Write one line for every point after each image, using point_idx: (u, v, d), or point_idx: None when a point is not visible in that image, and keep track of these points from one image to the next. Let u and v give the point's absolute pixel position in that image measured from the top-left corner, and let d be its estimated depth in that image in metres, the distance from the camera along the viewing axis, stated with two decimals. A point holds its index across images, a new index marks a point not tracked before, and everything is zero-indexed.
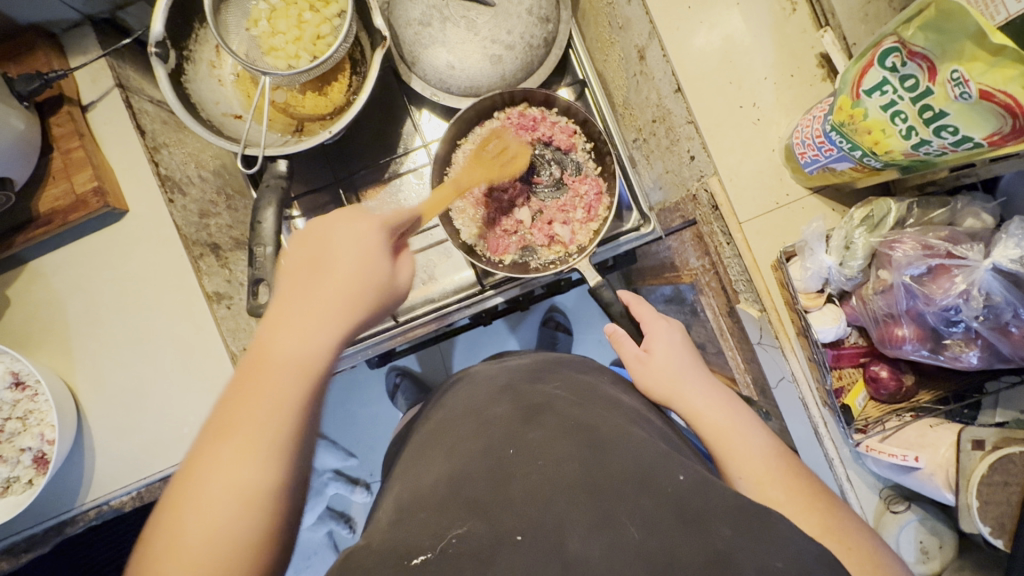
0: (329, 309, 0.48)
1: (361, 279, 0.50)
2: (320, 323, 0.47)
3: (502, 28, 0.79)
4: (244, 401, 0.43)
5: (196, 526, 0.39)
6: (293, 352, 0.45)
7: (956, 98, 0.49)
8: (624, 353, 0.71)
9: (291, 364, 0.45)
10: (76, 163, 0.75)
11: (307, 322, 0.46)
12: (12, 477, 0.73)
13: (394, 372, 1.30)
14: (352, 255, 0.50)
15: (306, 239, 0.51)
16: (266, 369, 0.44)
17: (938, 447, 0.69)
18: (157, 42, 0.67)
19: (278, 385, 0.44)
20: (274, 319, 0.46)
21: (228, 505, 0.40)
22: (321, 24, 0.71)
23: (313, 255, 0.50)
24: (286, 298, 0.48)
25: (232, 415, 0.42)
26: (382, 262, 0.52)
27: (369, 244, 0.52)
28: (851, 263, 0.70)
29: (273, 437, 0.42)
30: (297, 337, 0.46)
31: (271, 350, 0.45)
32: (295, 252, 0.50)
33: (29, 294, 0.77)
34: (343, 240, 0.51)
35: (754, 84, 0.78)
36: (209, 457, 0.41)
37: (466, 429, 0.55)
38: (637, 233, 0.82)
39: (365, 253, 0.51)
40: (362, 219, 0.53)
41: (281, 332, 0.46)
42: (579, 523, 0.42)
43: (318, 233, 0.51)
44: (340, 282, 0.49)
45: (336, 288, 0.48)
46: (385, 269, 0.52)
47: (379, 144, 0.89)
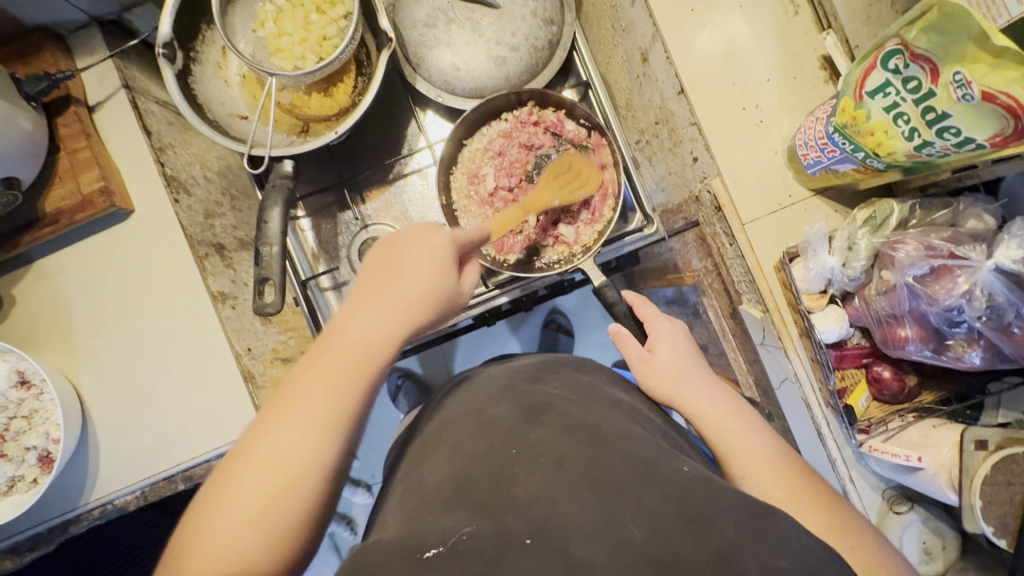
0: (399, 310, 0.51)
1: (430, 288, 0.53)
2: (391, 322, 0.50)
3: (506, 30, 0.81)
4: (310, 381, 0.45)
5: (251, 489, 0.42)
6: (362, 344, 0.48)
7: (959, 100, 0.50)
8: (626, 352, 0.71)
9: (358, 354, 0.47)
10: (83, 163, 0.75)
11: (379, 319, 0.49)
12: (16, 476, 0.73)
13: (396, 373, 1.30)
14: (425, 266, 0.53)
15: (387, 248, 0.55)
16: (334, 354, 0.47)
17: (942, 447, 0.70)
18: (165, 43, 0.67)
19: (341, 373, 0.46)
20: (351, 312, 0.50)
21: (277, 476, 0.42)
22: (327, 26, 0.72)
23: (391, 262, 0.53)
24: (363, 294, 0.51)
25: (297, 392, 0.45)
26: (450, 276, 0.55)
27: (441, 257, 0.55)
28: (854, 264, 0.70)
29: (330, 419, 0.44)
30: (368, 331, 0.48)
31: (343, 338, 0.48)
32: (376, 257, 0.54)
33: (34, 293, 0.77)
34: (421, 253, 0.54)
35: (757, 86, 0.78)
36: (271, 422, 0.44)
37: (471, 429, 0.55)
38: (640, 234, 0.83)
39: (438, 266, 0.54)
40: (437, 234, 0.56)
41: (354, 323, 0.49)
42: (584, 522, 0.43)
43: (398, 242, 0.55)
44: (413, 289, 0.52)
45: (408, 292, 0.52)
46: (452, 282, 0.55)
47: (383, 145, 0.90)
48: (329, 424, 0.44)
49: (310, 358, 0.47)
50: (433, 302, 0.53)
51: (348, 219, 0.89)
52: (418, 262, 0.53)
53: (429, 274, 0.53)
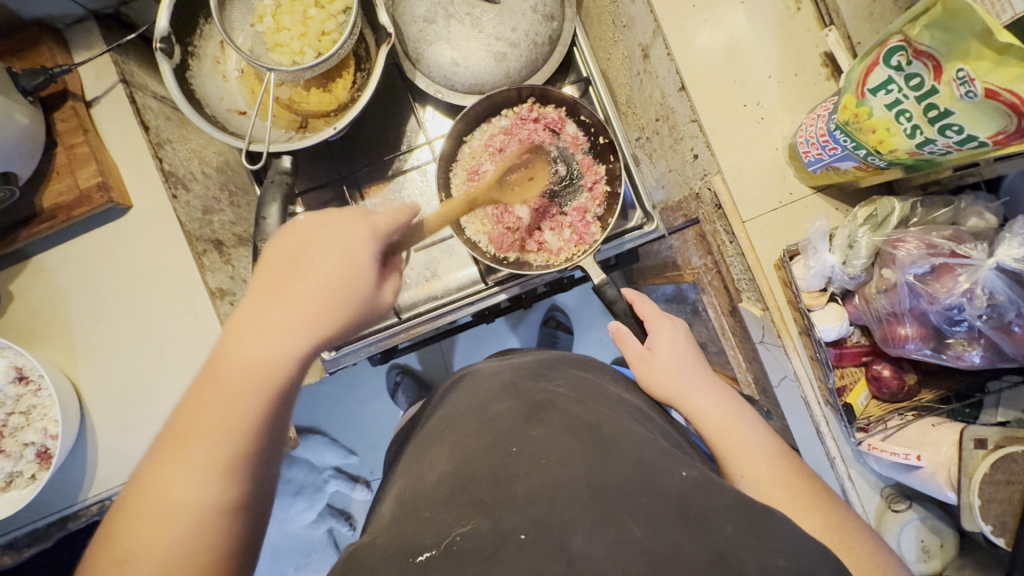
0: (297, 318, 0.46)
1: (336, 292, 0.48)
2: (289, 331, 0.46)
3: (507, 25, 0.79)
4: (206, 403, 0.43)
5: (154, 520, 0.41)
6: (253, 357, 0.45)
7: (962, 97, 0.49)
8: (627, 351, 0.71)
9: (252, 369, 0.44)
10: (80, 158, 0.75)
11: (275, 328, 0.46)
12: (15, 472, 0.73)
13: (395, 370, 1.30)
14: (330, 266, 0.48)
15: (290, 242, 0.50)
16: (228, 371, 0.44)
17: (941, 446, 0.69)
18: (162, 37, 0.67)
19: (239, 391, 0.44)
20: (243, 320, 0.46)
21: (182, 501, 0.41)
22: (326, 20, 0.71)
23: (296, 260, 0.49)
24: (260, 298, 0.47)
25: (194, 415, 0.43)
26: (362, 277, 0.50)
27: (353, 254, 0.49)
28: (855, 262, 0.70)
29: (228, 440, 0.43)
30: (264, 341, 0.45)
31: (234, 351, 0.45)
32: (278, 253, 0.49)
33: (32, 289, 0.77)
34: (327, 249, 0.49)
35: (758, 83, 0.78)
36: (170, 449, 0.43)
37: (469, 426, 0.55)
38: (640, 231, 0.82)
39: (347, 265, 0.49)
40: (348, 227, 0.50)
41: (248, 334, 0.45)
42: (583, 520, 0.43)
43: (305, 236, 0.50)
44: (315, 291, 0.48)
45: (308, 298, 0.47)
46: (365, 282, 0.50)
47: (383, 142, 0.89)
48: (229, 446, 0.43)
49: (204, 374, 0.45)
50: (341, 306, 0.48)
51: None
52: (323, 263, 0.48)
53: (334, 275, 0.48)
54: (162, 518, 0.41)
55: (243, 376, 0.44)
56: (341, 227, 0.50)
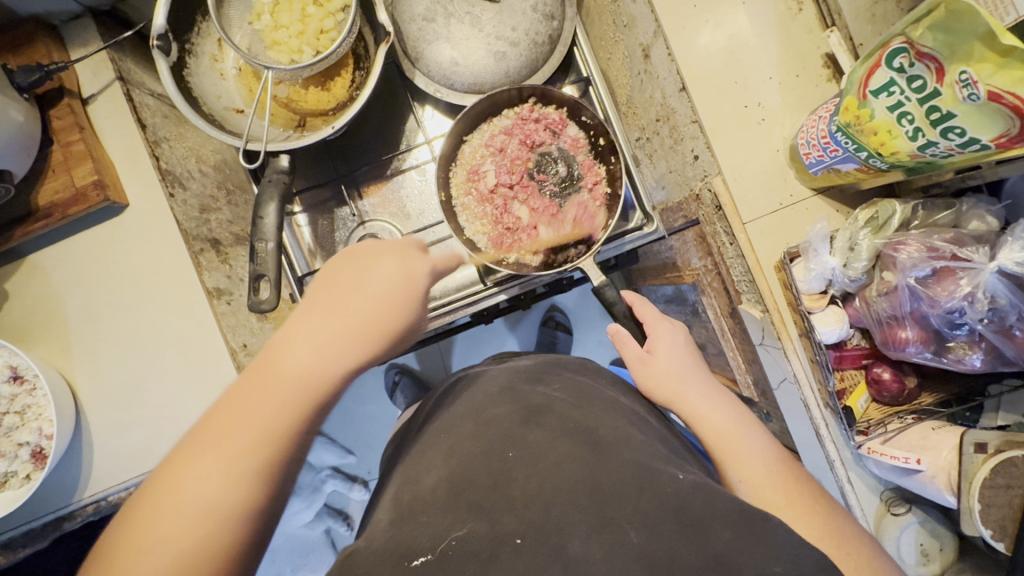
0: (341, 343, 0.47)
1: (381, 319, 0.49)
2: (334, 356, 0.46)
3: (506, 25, 0.79)
4: (241, 410, 0.43)
5: (160, 518, 0.40)
6: (295, 376, 0.45)
7: (964, 100, 0.49)
8: (625, 353, 0.70)
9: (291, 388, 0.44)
10: (76, 156, 0.74)
11: (321, 349, 0.46)
12: (9, 472, 0.72)
13: (394, 370, 1.29)
14: (379, 294, 0.49)
15: (344, 267, 0.50)
16: (267, 383, 0.44)
17: (941, 450, 0.69)
18: (160, 35, 0.66)
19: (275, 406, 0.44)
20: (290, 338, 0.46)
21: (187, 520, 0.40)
22: (325, 19, 0.71)
23: (347, 285, 0.49)
24: (312, 314, 0.47)
25: (226, 422, 0.43)
26: (409, 308, 0.51)
27: (406, 289, 0.51)
28: (856, 264, 0.70)
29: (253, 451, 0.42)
30: (307, 362, 0.45)
31: (278, 366, 0.45)
32: (335, 274, 0.50)
33: (27, 288, 0.77)
34: (379, 277, 0.50)
35: (759, 84, 0.78)
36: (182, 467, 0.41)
37: (465, 430, 0.55)
38: (640, 232, 0.82)
39: (397, 296, 0.50)
40: (406, 258, 0.52)
41: (295, 351, 0.45)
42: (580, 524, 0.42)
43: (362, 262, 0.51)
44: (362, 319, 0.48)
45: (357, 324, 0.48)
46: (409, 313, 0.51)
47: (382, 141, 0.89)
48: (256, 458, 0.42)
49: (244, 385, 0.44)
50: (383, 336, 0.49)
51: (346, 215, 0.88)
52: (373, 291, 0.49)
53: (381, 305, 0.49)
54: (173, 519, 0.40)
55: (283, 392, 0.44)
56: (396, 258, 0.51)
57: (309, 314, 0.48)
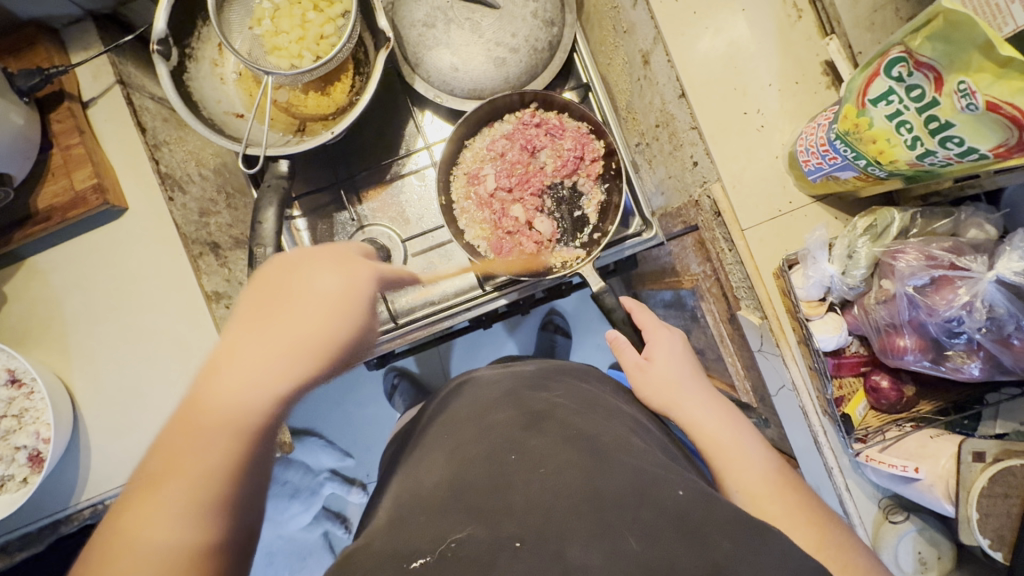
0: (286, 355, 0.43)
1: (327, 328, 0.46)
2: (280, 369, 0.43)
3: (506, 31, 0.79)
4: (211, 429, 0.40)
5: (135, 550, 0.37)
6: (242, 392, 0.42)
7: (963, 109, 0.49)
8: (623, 360, 0.71)
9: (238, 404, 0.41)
10: (76, 160, 0.74)
11: (265, 360, 0.43)
12: (6, 476, 0.72)
13: (392, 373, 1.29)
14: (321, 303, 0.46)
15: (274, 279, 0.47)
16: (221, 399, 0.41)
17: (939, 458, 0.68)
18: (160, 40, 0.66)
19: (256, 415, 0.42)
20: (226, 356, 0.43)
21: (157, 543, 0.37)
22: (325, 24, 0.71)
23: (281, 298, 0.46)
24: (246, 326, 0.44)
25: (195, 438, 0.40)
26: (356, 312, 0.48)
27: (351, 292, 0.49)
28: (854, 272, 0.70)
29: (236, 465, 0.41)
30: (250, 376, 0.42)
31: (218, 386, 0.42)
32: (270, 282, 0.47)
33: (26, 291, 0.76)
34: (317, 286, 0.47)
35: (758, 91, 0.78)
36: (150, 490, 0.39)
37: (466, 435, 0.55)
38: (639, 238, 0.82)
39: (338, 302, 0.47)
40: (348, 261, 0.50)
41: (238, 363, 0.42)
42: (579, 531, 0.42)
43: (298, 269, 0.48)
44: (303, 329, 0.45)
45: (300, 335, 0.44)
46: (358, 319, 0.48)
47: (381, 146, 0.89)
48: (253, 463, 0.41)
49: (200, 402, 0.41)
50: (334, 344, 0.46)
51: (345, 219, 0.88)
52: (312, 301, 0.46)
53: (322, 314, 0.46)
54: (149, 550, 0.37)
55: (235, 407, 0.41)
56: (335, 265, 0.49)
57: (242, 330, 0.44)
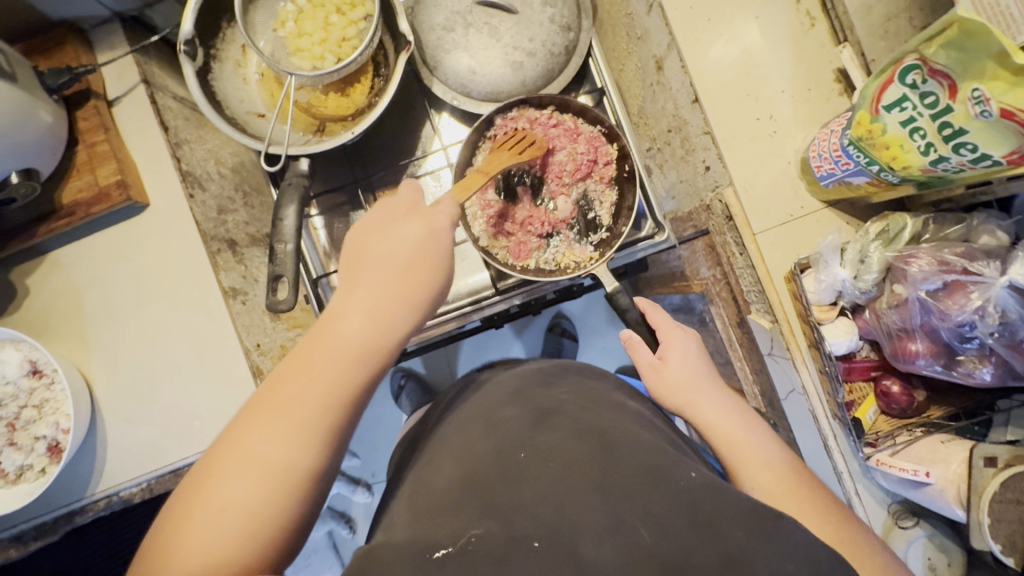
0: (394, 303, 0.47)
1: (424, 282, 0.49)
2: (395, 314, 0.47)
3: (524, 35, 0.80)
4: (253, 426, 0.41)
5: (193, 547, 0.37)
6: (362, 342, 0.45)
7: (977, 116, 0.50)
8: (638, 360, 0.71)
9: (365, 356, 0.45)
10: (101, 156, 0.76)
11: (379, 317, 0.46)
12: (25, 465, 0.73)
13: (400, 373, 1.30)
14: (414, 251, 0.49)
15: (367, 235, 0.50)
16: (321, 367, 0.43)
17: (950, 463, 0.69)
18: (187, 40, 0.68)
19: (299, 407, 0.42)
20: (339, 309, 0.46)
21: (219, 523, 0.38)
22: (347, 27, 0.72)
23: (373, 254, 0.49)
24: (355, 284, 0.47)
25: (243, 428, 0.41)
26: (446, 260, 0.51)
27: (437, 243, 0.51)
28: (866, 276, 0.70)
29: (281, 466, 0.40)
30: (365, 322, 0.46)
31: (338, 338, 0.44)
32: (364, 244, 0.50)
33: (48, 284, 0.78)
34: (403, 237, 0.50)
35: (771, 97, 0.79)
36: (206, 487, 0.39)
37: (477, 431, 0.56)
38: (651, 241, 0.83)
39: (425, 249, 0.50)
40: (430, 213, 0.52)
41: (350, 324, 0.45)
42: (593, 523, 0.43)
43: (384, 230, 0.50)
44: (398, 279, 0.48)
45: (408, 283, 0.48)
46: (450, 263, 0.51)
47: (397, 147, 0.90)
48: None
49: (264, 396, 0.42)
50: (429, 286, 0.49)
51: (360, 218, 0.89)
52: (408, 249, 0.49)
53: (412, 263, 0.49)
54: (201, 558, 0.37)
55: (358, 357, 0.45)
56: (413, 215, 0.52)
57: (352, 286, 0.48)
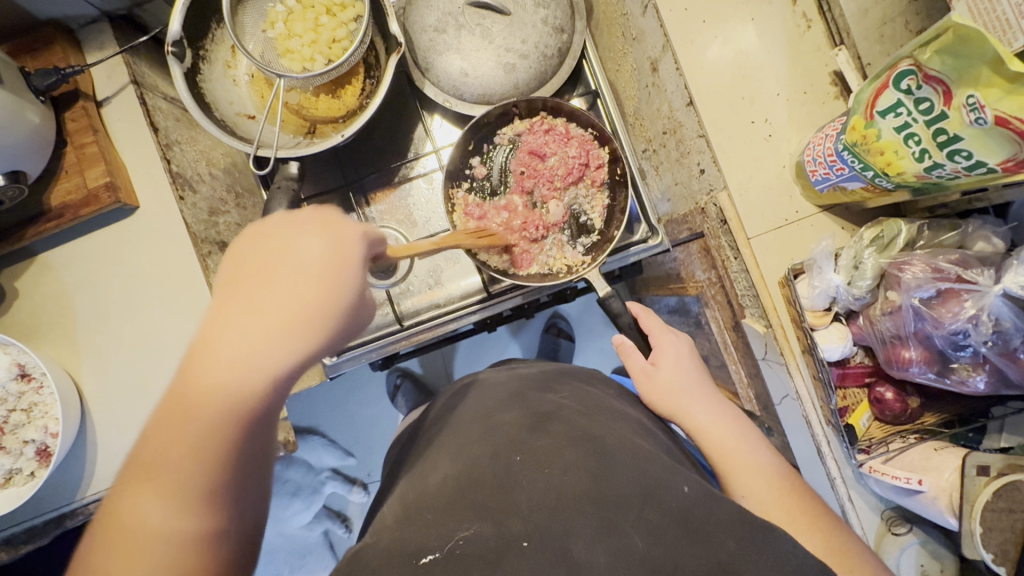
0: (286, 327, 0.43)
1: (313, 307, 0.44)
2: (275, 342, 0.42)
3: (516, 37, 0.80)
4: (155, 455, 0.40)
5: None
6: (236, 372, 0.41)
7: (971, 123, 0.49)
8: (631, 365, 0.71)
9: (234, 389, 0.41)
10: (89, 158, 0.75)
11: (253, 347, 0.42)
12: (14, 469, 0.73)
13: (395, 373, 1.30)
14: (305, 270, 0.45)
15: (257, 249, 0.46)
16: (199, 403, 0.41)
17: (943, 471, 0.69)
18: (175, 41, 0.68)
19: (185, 453, 0.40)
20: (217, 328, 0.42)
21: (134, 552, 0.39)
22: (337, 28, 0.72)
23: (262, 269, 0.45)
24: (233, 303, 0.43)
25: (127, 478, 0.40)
26: (342, 281, 0.46)
27: (333, 262, 0.46)
28: (860, 282, 0.70)
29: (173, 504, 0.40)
30: (250, 346, 0.42)
31: (215, 360, 0.41)
32: (253, 257, 0.45)
33: (38, 286, 0.78)
34: (302, 253, 0.46)
35: (766, 100, 0.78)
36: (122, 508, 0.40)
37: (472, 435, 0.55)
38: (645, 244, 0.82)
39: (327, 265, 0.46)
40: (331, 226, 0.48)
41: (221, 354, 0.41)
42: (585, 529, 0.43)
43: (277, 243, 0.46)
44: (293, 297, 0.44)
45: (293, 306, 0.44)
46: (347, 286, 0.46)
47: (390, 148, 0.90)
48: None
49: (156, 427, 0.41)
50: (329, 311, 0.45)
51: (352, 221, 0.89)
52: (297, 268, 0.45)
53: (312, 282, 0.45)
54: None
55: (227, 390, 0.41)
56: (319, 227, 0.47)
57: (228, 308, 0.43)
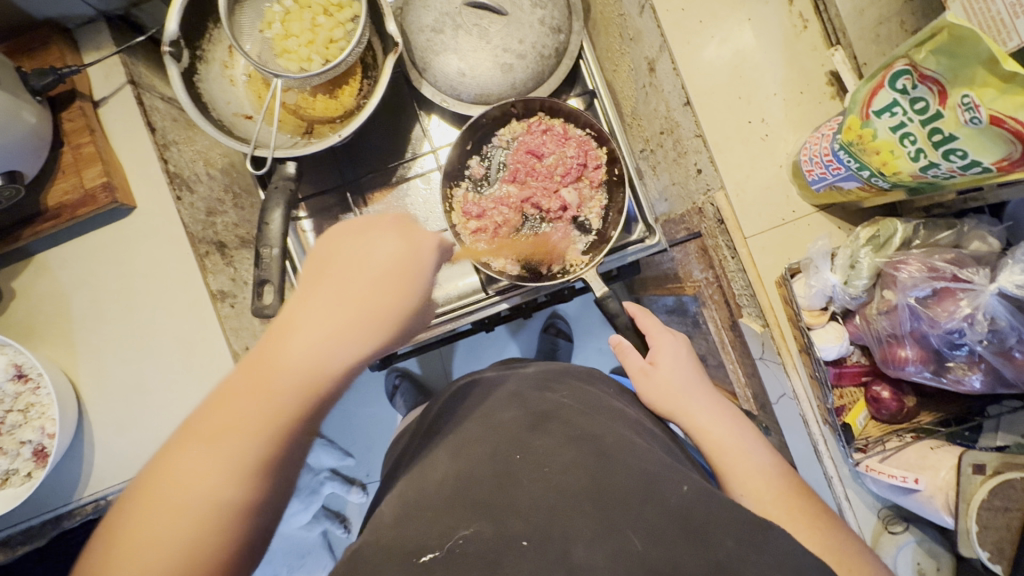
0: (359, 318, 0.44)
1: (389, 307, 0.45)
2: (355, 337, 0.43)
3: (513, 37, 0.80)
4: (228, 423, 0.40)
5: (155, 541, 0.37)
6: (313, 360, 0.41)
7: (966, 123, 0.49)
8: (629, 364, 0.71)
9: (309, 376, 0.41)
10: (86, 158, 0.75)
11: (332, 337, 0.42)
12: (10, 470, 0.73)
13: (394, 373, 1.30)
14: (386, 271, 0.46)
15: (339, 246, 0.47)
16: (273, 380, 0.41)
17: (939, 470, 0.69)
18: (171, 42, 0.67)
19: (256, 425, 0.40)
20: (299, 317, 0.43)
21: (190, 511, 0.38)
22: (334, 28, 0.72)
23: (345, 265, 0.46)
24: (315, 295, 0.44)
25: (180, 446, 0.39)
26: (416, 287, 0.47)
27: (409, 268, 0.48)
28: (856, 282, 0.70)
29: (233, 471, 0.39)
30: (329, 339, 0.42)
31: (297, 346, 0.41)
32: (336, 255, 0.46)
33: (35, 286, 0.77)
34: (381, 250, 0.47)
35: (763, 100, 0.78)
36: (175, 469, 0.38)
37: (472, 433, 0.55)
38: (642, 244, 0.82)
39: (402, 270, 0.47)
40: (411, 233, 0.49)
41: (300, 340, 0.42)
42: (585, 529, 0.43)
43: (360, 244, 0.47)
44: (373, 291, 0.45)
45: (373, 304, 0.45)
46: (418, 293, 0.48)
47: (388, 148, 0.90)
48: None
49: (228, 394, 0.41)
50: (399, 311, 0.46)
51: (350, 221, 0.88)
52: (378, 268, 0.46)
53: (389, 277, 0.46)
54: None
55: (303, 376, 0.41)
56: (398, 233, 0.49)
57: (309, 299, 0.44)
